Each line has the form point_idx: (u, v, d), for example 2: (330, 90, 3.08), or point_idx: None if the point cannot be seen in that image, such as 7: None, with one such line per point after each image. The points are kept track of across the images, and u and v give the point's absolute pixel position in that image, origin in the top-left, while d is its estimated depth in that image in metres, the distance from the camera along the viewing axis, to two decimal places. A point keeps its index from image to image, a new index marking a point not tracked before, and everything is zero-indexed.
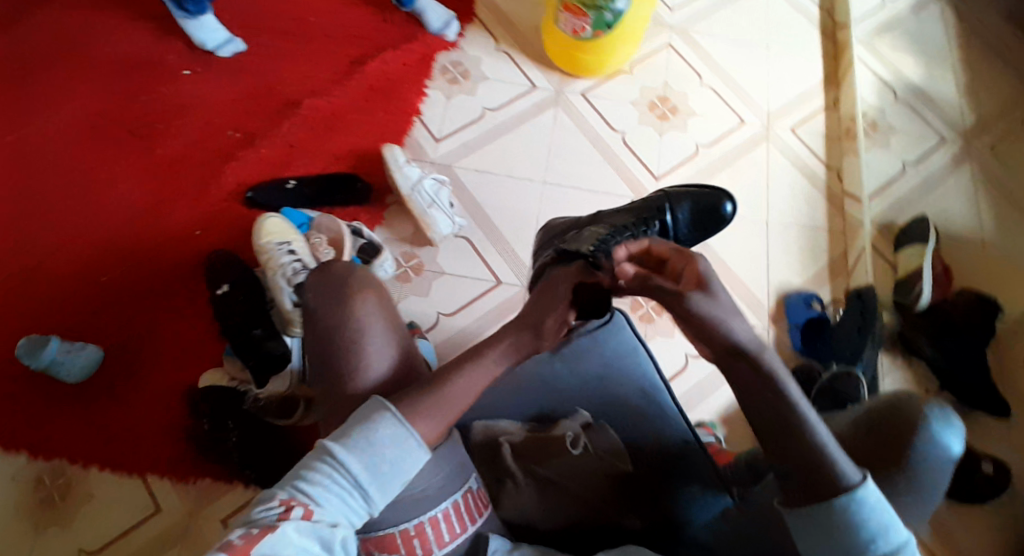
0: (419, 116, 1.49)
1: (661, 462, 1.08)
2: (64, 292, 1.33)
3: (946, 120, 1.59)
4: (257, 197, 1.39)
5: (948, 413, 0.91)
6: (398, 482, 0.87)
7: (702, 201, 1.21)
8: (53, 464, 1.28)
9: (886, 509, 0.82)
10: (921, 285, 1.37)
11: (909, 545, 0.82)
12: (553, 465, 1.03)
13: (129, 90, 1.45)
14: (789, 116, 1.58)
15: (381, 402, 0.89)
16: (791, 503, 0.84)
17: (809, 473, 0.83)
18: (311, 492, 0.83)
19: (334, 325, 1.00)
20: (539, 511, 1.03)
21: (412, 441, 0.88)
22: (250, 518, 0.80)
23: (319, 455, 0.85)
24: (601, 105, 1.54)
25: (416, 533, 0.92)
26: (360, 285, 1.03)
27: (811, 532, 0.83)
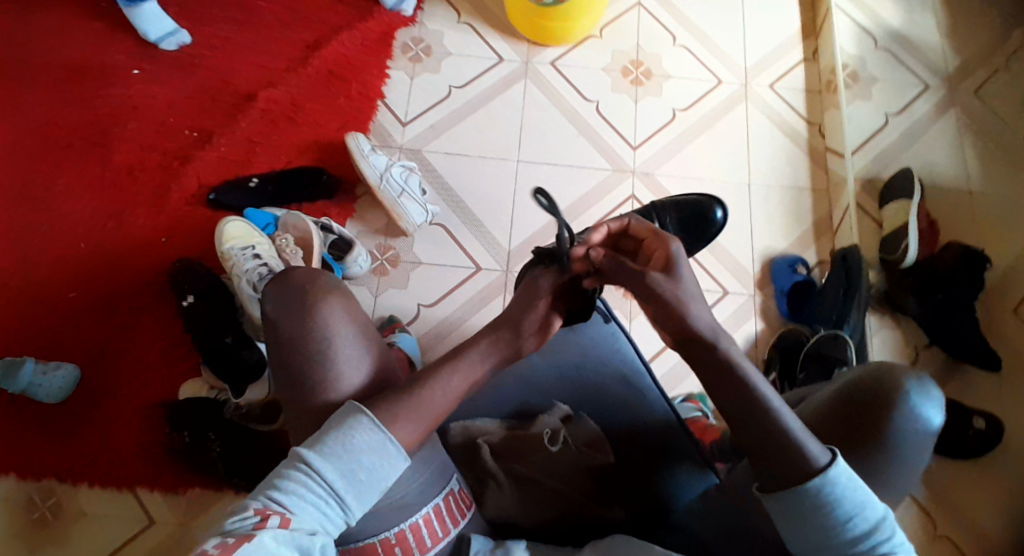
0: (384, 99, 1.47)
1: (640, 447, 1.04)
2: (34, 309, 1.31)
3: (927, 65, 1.55)
4: (220, 199, 1.38)
5: (925, 385, 0.86)
6: (376, 487, 0.82)
7: (690, 210, 1.20)
8: (41, 483, 1.25)
9: (859, 487, 0.77)
10: (907, 241, 1.34)
11: (889, 519, 0.77)
12: (532, 460, 1.03)
13: (80, 95, 1.43)
14: (767, 72, 1.56)
15: (357, 407, 0.84)
16: (768, 489, 0.80)
17: (780, 455, 0.79)
18: (286, 501, 0.78)
19: (298, 337, 0.90)
20: (523, 509, 1.00)
21: (391, 446, 0.83)
22: (224, 529, 0.74)
23: (293, 462, 0.80)
24: (571, 73, 1.51)
25: (396, 541, 0.89)
26: (324, 290, 0.93)
27: (785, 517, 0.78)
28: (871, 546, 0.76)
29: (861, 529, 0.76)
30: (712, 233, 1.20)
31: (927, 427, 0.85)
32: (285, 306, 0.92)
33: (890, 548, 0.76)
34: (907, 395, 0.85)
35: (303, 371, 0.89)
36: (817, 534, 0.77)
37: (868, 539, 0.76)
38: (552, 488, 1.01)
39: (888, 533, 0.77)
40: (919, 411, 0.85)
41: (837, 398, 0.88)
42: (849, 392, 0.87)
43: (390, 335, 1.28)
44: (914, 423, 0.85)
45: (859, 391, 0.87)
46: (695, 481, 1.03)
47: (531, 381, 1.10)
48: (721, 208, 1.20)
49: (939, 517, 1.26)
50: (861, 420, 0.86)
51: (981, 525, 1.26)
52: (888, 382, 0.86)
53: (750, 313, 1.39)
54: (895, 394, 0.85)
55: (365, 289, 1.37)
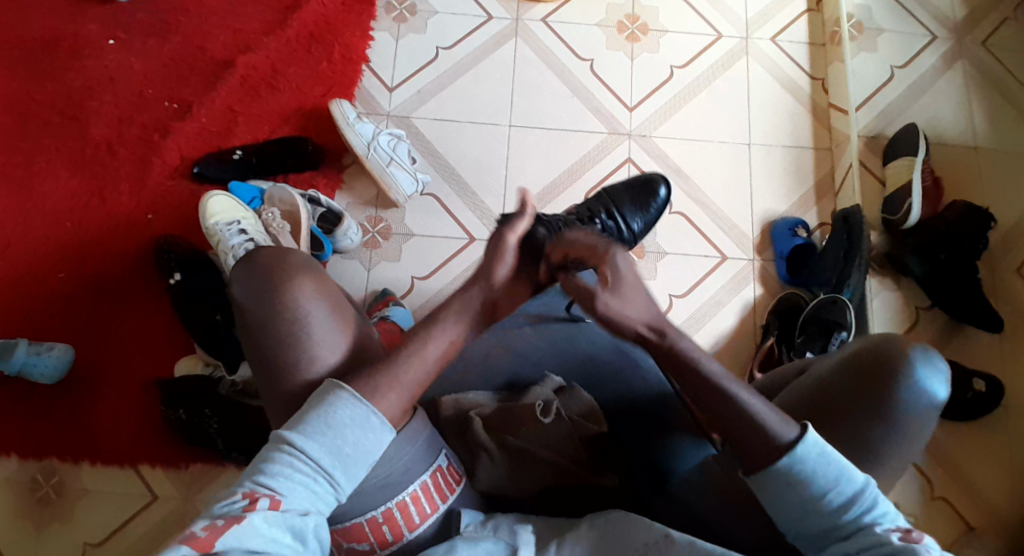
0: (368, 63, 1.45)
1: (635, 416, 1.00)
2: (24, 288, 1.31)
3: (934, 15, 1.49)
4: (204, 172, 1.36)
5: (931, 356, 0.82)
6: (365, 462, 0.77)
7: (637, 187, 1.27)
8: (44, 463, 1.26)
9: (834, 460, 0.74)
10: (911, 200, 1.31)
11: (870, 488, 0.74)
12: (523, 431, 0.95)
13: (57, 68, 1.41)
14: (769, 24, 1.51)
15: (334, 385, 0.78)
16: (754, 471, 0.76)
17: (744, 442, 0.76)
18: (273, 483, 0.72)
19: (272, 322, 0.82)
20: (514, 480, 0.93)
21: (374, 419, 0.77)
22: (212, 513, 0.69)
23: (277, 444, 0.75)
24: (563, 30, 1.48)
25: (384, 520, 0.82)
26: (291, 271, 0.84)
27: (770, 498, 0.76)
28: (855, 518, 0.74)
29: (839, 502, 0.74)
30: (659, 211, 1.27)
31: (931, 401, 0.81)
32: (256, 287, 0.83)
33: (874, 518, 0.73)
34: (911, 368, 0.80)
35: (281, 361, 0.82)
36: (798, 513, 0.75)
37: (850, 511, 0.74)
38: (545, 457, 0.93)
39: (870, 501, 0.74)
40: (926, 385, 0.81)
41: (834, 372, 0.84)
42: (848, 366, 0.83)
43: (382, 309, 1.26)
44: (917, 397, 0.81)
45: (862, 366, 0.82)
46: (694, 451, 0.98)
47: (523, 354, 1.04)
48: (665, 185, 1.28)
49: (937, 478, 1.26)
50: (860, 397, 0.82)
51: (978, 487, 1.26)
52: (892, 355, 0.82)
53: (749, 277, 1.37)
54: (899, 367, 0.81)
55: (357, 262, 1.35)
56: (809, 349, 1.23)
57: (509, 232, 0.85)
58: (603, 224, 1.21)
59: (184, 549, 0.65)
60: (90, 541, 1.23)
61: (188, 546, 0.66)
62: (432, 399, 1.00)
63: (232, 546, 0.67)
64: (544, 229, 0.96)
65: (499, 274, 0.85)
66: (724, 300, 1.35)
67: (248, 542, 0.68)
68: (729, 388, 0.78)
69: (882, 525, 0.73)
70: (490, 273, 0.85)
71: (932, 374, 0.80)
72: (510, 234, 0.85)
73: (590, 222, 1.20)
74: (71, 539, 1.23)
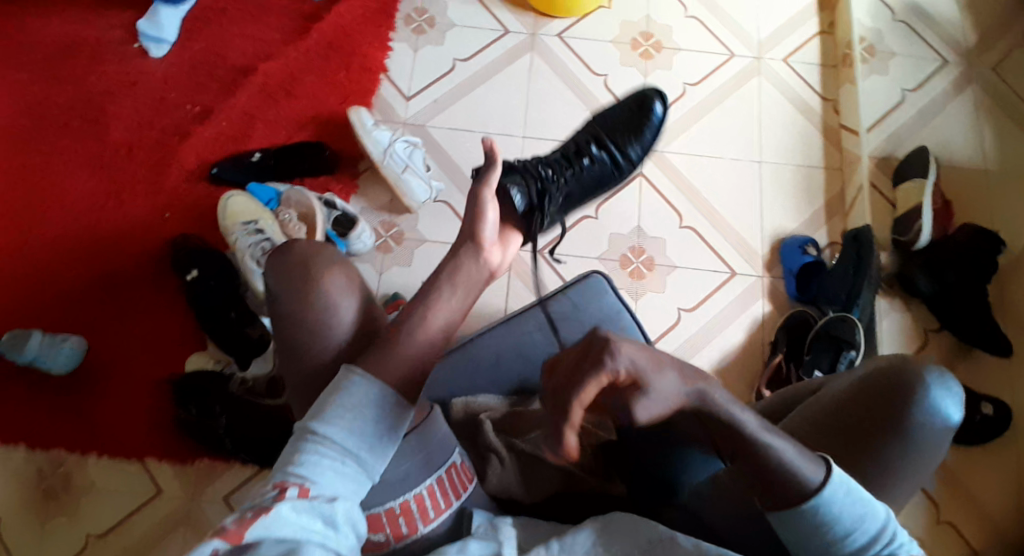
0: (386, 73, 1.48)
1: (642, 427, 0.95)
2: (41, 281, 1.34)
3: (944, 40, 1.51)
4: (222, 173, 1.39)
5: (947, 380, 0.83)
6: (388, 442, 0.79)
7: (633, 105, 1.28)
8: (52, 454, 1.27)
9: (859, 497, 0.74)
10: (920, 221, 1.32)
11: (891, 522, 0.75)
12: (532, 434, 0.97)
13: (83, 70, 1.45)
14: (781, 45, 1.53)
15: (350, 369, 0.81)
16: (776, 508, 0.76)
17: (770, 487, 0.75)
18: (303, 471, 0.74)
19: (297, 312, 0.86)
20: (525, 484, 0.93)
21: (389, 398, 0.80)
22: (243, 508, 0.70)
23: (302, 435, 0.77)
24: (578, 46, 1.51)
25: (401, 510, 0.82)
26: (324, 264, 0.87)
27: (790, 535, 0.76)
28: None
29: (863, 541, 0.74)
30: (654, 126, 1.28)
31: (946, 423, 0.81)
32: (282, 277, 0.87)
33: (895, 552, 0.74)
34: (928, 391, 0.81)
35: (303, 346, 0.85)
36: (819, 550, 0.75)
37: (873, 549, 0.74)
38: (554, 463, 0.95)
39: (891, 536, 0.75)
40: (942, 408, 0.81)
41: (848, 390, 0.84)
42: (864, 386, 0.83)
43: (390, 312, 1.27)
44: (932, 418, 0.81)
45: (879, 385, 0.83)
46: (701, 462, 0.94)
47: (535, 360, 1.05)
48: (661, 103, 1.30)
49: (943, 502, 1.25)
50: (875, 415, 0.82)
51: (986, 513, 1.24)
52: (910, 376, 0.82)
53: (758, 294, 1.37)
54: (915, 389, 0.81)
55: (370, 266, 1.36)
56: (818, 365, 1.24)
57: (485, 188, 0.91)
58: (594, 157, 1.21)
59: (216, 543, 0.66)
60: (93, 534, 1.24)
61: (220, 538, 0.66)
62: (443, 399, 1.02)
63: (263, 534, 0.67)
64: (524, 184, 1.04)
65: (481, 233, 0.92)
66: (733, 315, 1.36)
67: (278, 530, 0.68)
68: (749, 430, 0.74)
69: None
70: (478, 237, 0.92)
71: (948, 398, 0.81)
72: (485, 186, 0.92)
73: (577, 158, 1.19)
74: (75, 532, 1.24)
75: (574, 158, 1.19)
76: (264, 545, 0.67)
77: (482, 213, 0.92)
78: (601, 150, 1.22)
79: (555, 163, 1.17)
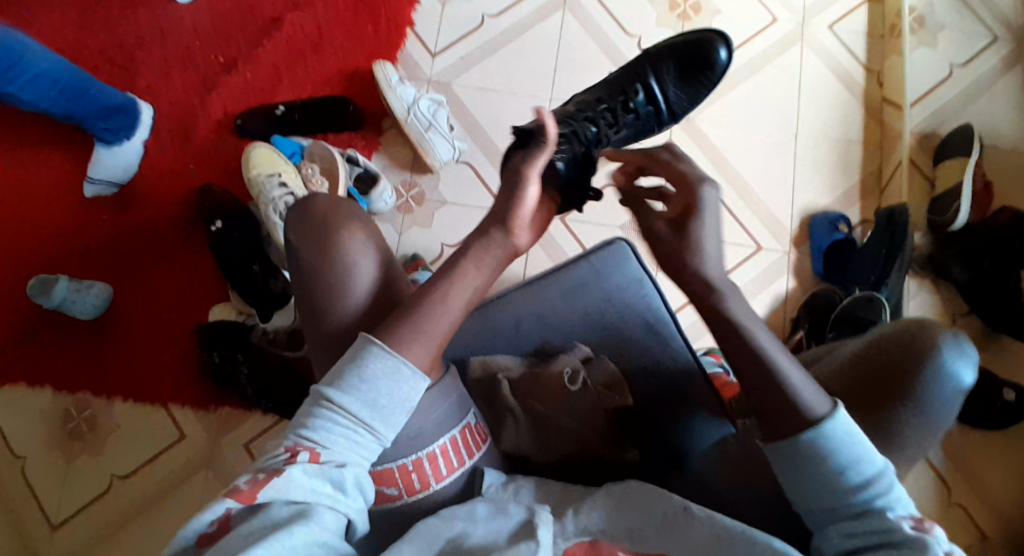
0: (413, 28, 1.44)
1: (658, 389, 0.99)
2: (70, 226, 1.36)
3: (998, 16, 1.38)
4: (247, 126, 1.39)
5: (961, 344, 0.82)
6: (402, 411, 0.78)
7: (690, 50, 1.10)
8: (79, 397, 1.31)
9: (858, 440, 0.75)
10: (959, 202, 1.26)
11: (887, 473, 0.76)
12: (550, 399, 0.96)
13: (107, 13, 1.43)
14: (827, 11, 1.46)
15: (369, 339, 0.79)
16: (772, 438, 0.77)
17: (777, 411, 0.77)
18: (316, 436, 0.75)
19: (314, 270, 0.86)
20: (539, 446, 0.94)
21: (405, 369, 0.78)
22: (256, 466, 0.74)
23: (316, 399, 0.77)
24: (612, 5, 1.45)
25: (414, 468, 0.85)
26: (345, 223, 0.87)
27: (784, 468, 0.77)
28: (866, 501, 0.75)
29: (855, 482, 0.75)
30: (714, 75, 1.11)
31: (958, 387, 0.81)
32: (305, 226, 0.88)
33: (887, 504, 0.75)
34: (941, 355, 0.81)
35: (316, 306, 0.86)
36: (811, 485, 0.76)
37: (863, 493, 0.75)
38: (567, 425, 0.94)
39: (884, 488, 0.75)
40: (952, 372, 0.81)
41: (857, 355, 0.85)
42: (873, 349, 0.84)
43: (412, 273, 1.28)
44: (944, 383, 0.81)
45: (887, 347, 0.83)
46: (711, 429, 0.95)
47: (553, 324, 1.02)
48: (726, 48, 1.11)
49: (957, 486, 1.24)
50: (884, 380, 0.83)
51: (998, 499, 1.23)
52: (921, 341, 0.82)
53: (784, 269, 1.35)
54: (925, 353, 0.81)
55: (390, 226, 1.36)
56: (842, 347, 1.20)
57: (529, 167, 0.84)
58: (638, 108, 1.07)
59: (229, 502, 0.70)
60: (117, 475, 1.28)
61: (232, 498, 0.70)
62: (462, 358, 1.02)
63: (273, 498, 0.70)
64: (568, 149, 0.94)
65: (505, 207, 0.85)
66: (755, 291, 1.34)
67: (289, 493, 0.71)
68: (772, 360, 0.78)
69: (894, 511, 0.74)
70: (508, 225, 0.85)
71: (960, 361, 0.80)
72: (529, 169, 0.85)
73: (623, 110, 1.06)
74: (101, 472, 1.28)
75: (620, 110, 1.06)
76: (273, 506, 0.70)
77: (520, 194, 0.84)
78: (647, 99, 1.08)
79: (599, 114, 1.04)
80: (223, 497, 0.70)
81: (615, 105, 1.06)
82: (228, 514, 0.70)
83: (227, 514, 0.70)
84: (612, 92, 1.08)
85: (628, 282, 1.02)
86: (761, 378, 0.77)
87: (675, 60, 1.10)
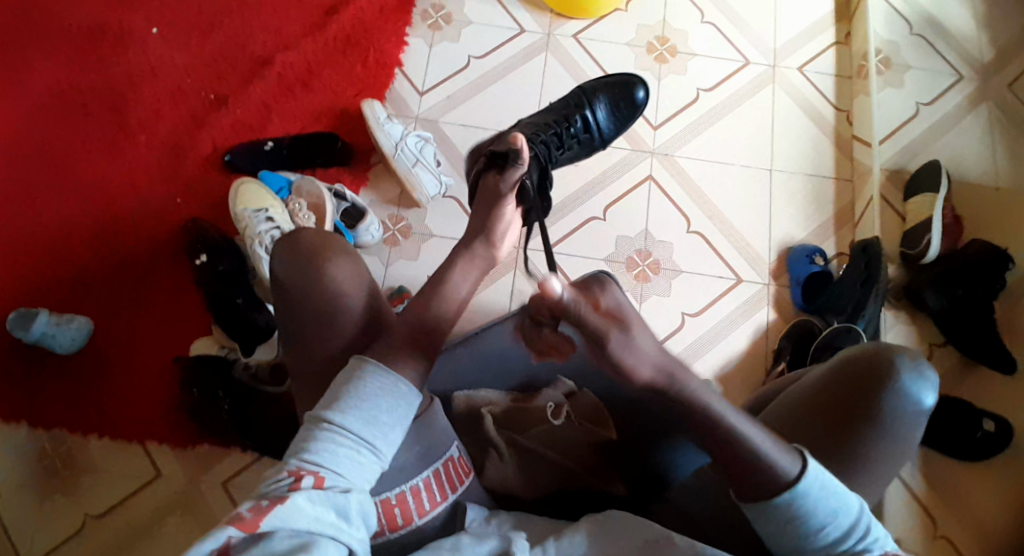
0: (401, 67, 1.49)
1: (642, 421, 0.96)
2: (51, 261, 1.35)
3: (961, 55, 1.50)
4: (235, 161, 1.40)
5: (922, 368, 0.84)
6: (400, 429, 0.78)
7: (615, 91, 1.35)
8: (54, 433, 1.28)
9: (832, 494, 0.75)
10: (929, 236, 1.31)
11: (863, 514, 0.76)
12: (535, 432, 0.94)
13: (100, 54, 1.46)
14: (797, 54, 1.53)
15: (361, 359, 0.80)
16: (749, 499, 0.77)
17: (749, 480, 0.76)
18: (319, 459, 0.73)
19: (301, 300, 0.85)
20: (525, 483, 0.91)
21: (402, 386, 0.79)
22: (258, 493, 0.70)
23: (315, 423, 0.76)
24: (593, 47, 1.51)
25: (397, 502, 0.82)
26: (332, 252, 0.86)
27: (766, 526, 0.77)
28: (849, 547, 0.75)
29: (835, 535, 0.75)
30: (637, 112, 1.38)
31: (920, 407, 0.83)
32: (294, 262, 0.86)
33: (867, 546, 0.75)
34: (899, 375, 0.83)
35: (307, 341, 0.86)
36: (791, 544, 0.76)
37: (844, 544, 0.75)
38: (555, 463, 0.92)
39: (863, 531, 0.76)
40: (914, 392, 0.83)
41: (826, 375, 0.86)
42: (841, 367, 0.85)
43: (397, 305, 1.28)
44: (906, 402, 0.83)
45: (854, 363, 0.85)
46: (685, 458, 0.95)
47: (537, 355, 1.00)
48: (642, 88, 1.37)
49: (940, 516, 1.24)
50: (855, 396, 0.83)
51: (983, 529, 1.23)
52: (883, 359, 0.84)
53: (764, 302, 1.37)
54: (890, 372, 0.83)
55: (377, 259, 1.37)
56: None
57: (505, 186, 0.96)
58: (578, 135, 1.30)
59: (231, 529, 0.65)
60: (90, 515, 1.24)
61: (235, 526, 0.65)
62: (445, 392, 0.99)
63: (277, 526, 0.66)
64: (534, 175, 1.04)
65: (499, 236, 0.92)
66: (736, 322, 1.36)
67: (293, 521, 0.67)
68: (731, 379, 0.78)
69: (874, 553, 0.75)
70: (489, 233, 0.94)
71: (920, 385, 0.83)
72: (505, 186, 0.96)
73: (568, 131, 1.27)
74: (74, 511, 1.24)
75: (564, 136, 1.25)
76: (279, 534, 0.66)
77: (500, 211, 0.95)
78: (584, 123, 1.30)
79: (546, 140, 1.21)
80: (223, 524, 0.65)
81: (561, 131, 1.25)
82: (228, 544, 0.64)
83: (227, 545, 0.64)
84: (557, 119, 1.27)
85: None
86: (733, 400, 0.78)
87: (606, 92, 1.34)
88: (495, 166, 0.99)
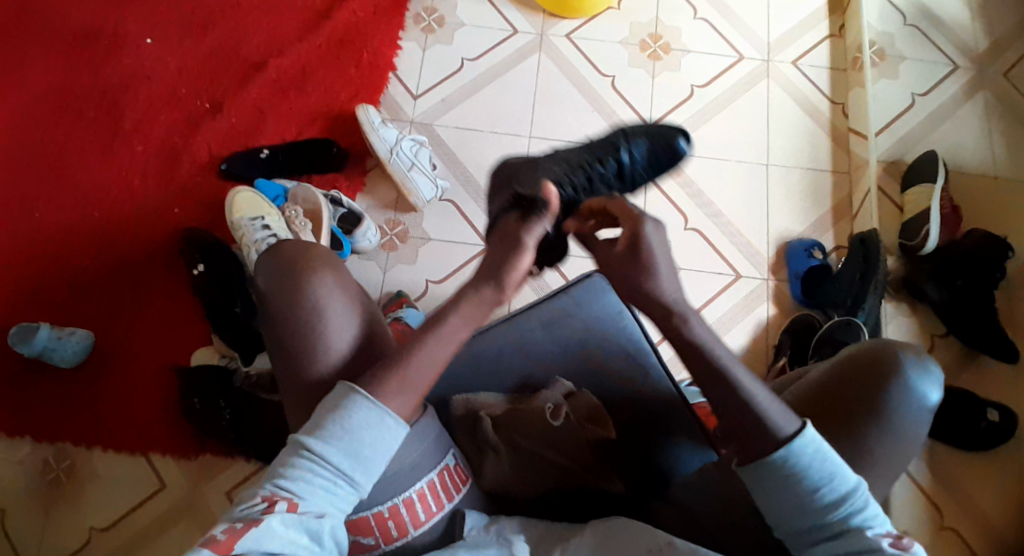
0: (395, 71, 1.49)
1: (642, 419, 0.96)
2: (50, 274, 1.35)
3: (956, 45, 1.50)
4: (231, 168, 1.40)
5: (926, 364, 0.84)
6: (382, 460, 0.77)
7: (660, 135, 1.02)
8: (58, 445, 1.28)
9: (828, 458, 0.75)
10: (928, 225, 1.31)
11: (862, 489, 0.75)
12: (530, 430, 0.91)
13: (94, 65, 1.46)
14: (790, 47, 1.53)
15: (349, 387, 0.79)
16: (746, 460, 0.77)
17: (751, 432, 0.76)
18: (294, 487, 0.73)
19: (288, 315, 0.85)
20: (520, 480, 0.91)
21: (388, 419, 0.77)
22: (231, 515, 0.71)
23: (295, 449, 0.76)
24: (586, 46, 1.51)
25: (390, 515, 0.82)
26: (314, 262, 0.88)
27: (761, 490, 0.76)
28: (844, 518, 0.74)
29: (829, 499, 0.75)
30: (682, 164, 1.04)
31: (924, 403, 0.83)
32: (278, 280, 0.88)
33: (865, 520, 0.74)
34: (903, 370, 0.83)
35: (292, 355, 0.84)
36: (791, 505, 0.75)
37: (841, 508, 0.74)
38: (551, 460, 0.91)
39: (861, 503, 0.75)
40: (918, 388, 0.83)
41: (829, 373, 0.86)
42: (844, 365, 0.85)
43: (396, 310, 1.28)
44: (909, 399, 0.82)
45: (856, 360, 0.85)
46: (688, 455, 0.95)
47: (535, 357, 0.99)
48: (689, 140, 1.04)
49: (945, 508, 1.23)
50: (858, 394, 0.83)
51: (989, 518, 1.23)
52: (885, 357, 0.84)
53: (763, 297, 1.37)
54: (893, 369, 0.83)
55: (374, 264, 1.37)
56: None
57: (528, 234, 0.83)
58: (609, 182, 0.98)
59: (204, 552, 0.66)
60: (95, 527, 1.25)
61: (209, 549, 0.66)
62: (443, 399, 0.97)
63: (251, 549, 0.68)
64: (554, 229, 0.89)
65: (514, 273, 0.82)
66: (737, 318, 1.35)
67: (267, 544, 0.69)
68: (732, 383, 0.78)
69: (873, 529, 0.74)
70: (501, 278, 0.83)
71: (925, 381, 0.83)
72: (528, 235, 0.83)
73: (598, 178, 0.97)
74: (80, 524, 1.25)
75: (597, 182, 0.97)
76: None
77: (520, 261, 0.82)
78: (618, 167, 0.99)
79: (577, 183, 0.95)
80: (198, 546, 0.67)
81: (592, 177, 0.97)
82: None
83: None
84: (589, 159, 0.98)
85: (606, 315, 1.00)
86: (736, 400, 0.78)
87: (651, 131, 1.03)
88: (519, 212, 0.85)
